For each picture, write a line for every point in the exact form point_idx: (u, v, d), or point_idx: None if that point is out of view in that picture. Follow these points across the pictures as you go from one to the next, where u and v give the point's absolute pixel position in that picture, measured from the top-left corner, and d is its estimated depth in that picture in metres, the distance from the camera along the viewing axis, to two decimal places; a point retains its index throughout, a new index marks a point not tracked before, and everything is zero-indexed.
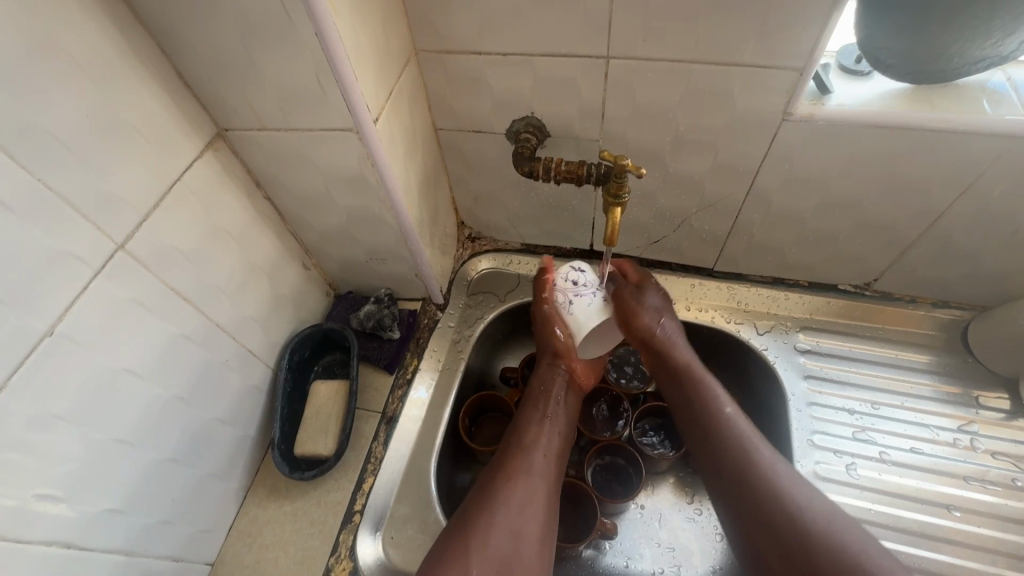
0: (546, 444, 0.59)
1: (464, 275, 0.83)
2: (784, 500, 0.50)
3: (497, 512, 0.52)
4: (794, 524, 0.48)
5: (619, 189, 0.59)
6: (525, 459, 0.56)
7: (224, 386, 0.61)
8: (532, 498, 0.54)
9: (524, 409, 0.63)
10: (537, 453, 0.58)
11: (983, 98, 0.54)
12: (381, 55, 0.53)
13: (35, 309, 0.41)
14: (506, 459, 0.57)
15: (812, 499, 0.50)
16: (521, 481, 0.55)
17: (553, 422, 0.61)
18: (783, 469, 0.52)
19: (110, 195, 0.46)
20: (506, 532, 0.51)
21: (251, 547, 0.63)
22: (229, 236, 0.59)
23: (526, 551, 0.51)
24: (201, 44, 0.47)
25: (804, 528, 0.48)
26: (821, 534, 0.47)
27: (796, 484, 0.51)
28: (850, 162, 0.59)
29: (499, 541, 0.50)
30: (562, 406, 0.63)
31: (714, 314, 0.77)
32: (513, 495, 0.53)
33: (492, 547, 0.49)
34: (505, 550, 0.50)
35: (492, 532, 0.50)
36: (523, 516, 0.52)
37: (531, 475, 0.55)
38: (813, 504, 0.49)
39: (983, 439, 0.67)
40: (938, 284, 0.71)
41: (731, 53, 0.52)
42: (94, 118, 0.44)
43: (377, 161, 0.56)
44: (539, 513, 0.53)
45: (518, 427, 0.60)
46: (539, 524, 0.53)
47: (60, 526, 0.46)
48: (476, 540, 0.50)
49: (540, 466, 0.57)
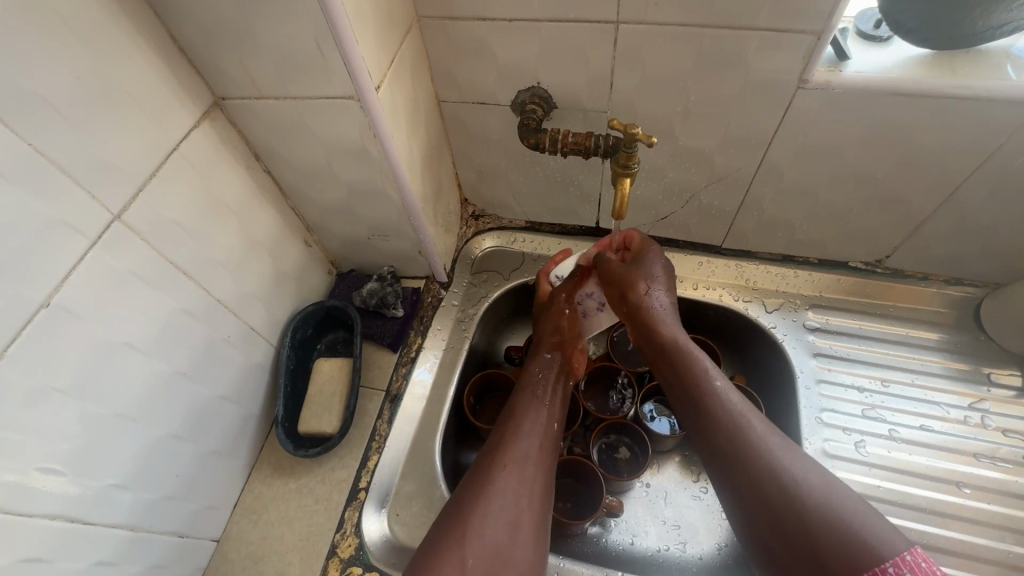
0: (539, 431, 0.57)
1: (467, 253, 0.82)
2: (778, 474, 0.47)
3: (490, 502, 0.50)
4: (789, 497, 0.45)
5: (628, 159, 0.58)
6: (518, 447, 0.55)
7: (226, 363, 0.60)
8: (527, 486, 0.52)
9: (516, 397, 0.62)
10: (528, 440, 0.56)
11: (1007, 63, 0.52)
12: (383, 19, 0.51)
13: (29, 279, 0.40)
14: (497, 448, 0.55)
15: (808, 470, 0.47)
16: (514, 470, 0.53)
17: (550, 411, 0.60)
18: (775, 442, 0.49)
19: (105, 164, 0.44)
20: (502, 523, 0.49)
21: (256, 523, 0.63)
22: (229, 209, 0.57)
23: (524, 540, 0.49)
24: (196, 6, 0.45)
25: (797, 501, 0.45)
26: (815, 507, 0.44)
27: (790, 457, 0.48)
28: (866, 133, 0.57)
29: (493, 532, 0.48)
30: (555, 394, 0.62)
31: (722, 292, 0.76)
32: (508, 484, 0.52)
33: (487, 538, 0.48)
34: (500, 541, 0.48)
35: (484, 522, 0.48)
36: (519, 505, 0.51)
37: (525, 464, 0.54)
38: (806, 475, 0.46)
39: (994, 417, 0.67)
40: (952, 261, 0.70)
41: (746, 16, 0.50)
42: (87, 82, 0.42)
43: (378, 132, 0.54)
44: (535, 502, 0.52)
45: (513, 414, 0.59)
46: (534, 513, 0.51)
47: (62, 501, 0.45)
48: (469, 530, 0.48)
49: (533, 456, 0.55)
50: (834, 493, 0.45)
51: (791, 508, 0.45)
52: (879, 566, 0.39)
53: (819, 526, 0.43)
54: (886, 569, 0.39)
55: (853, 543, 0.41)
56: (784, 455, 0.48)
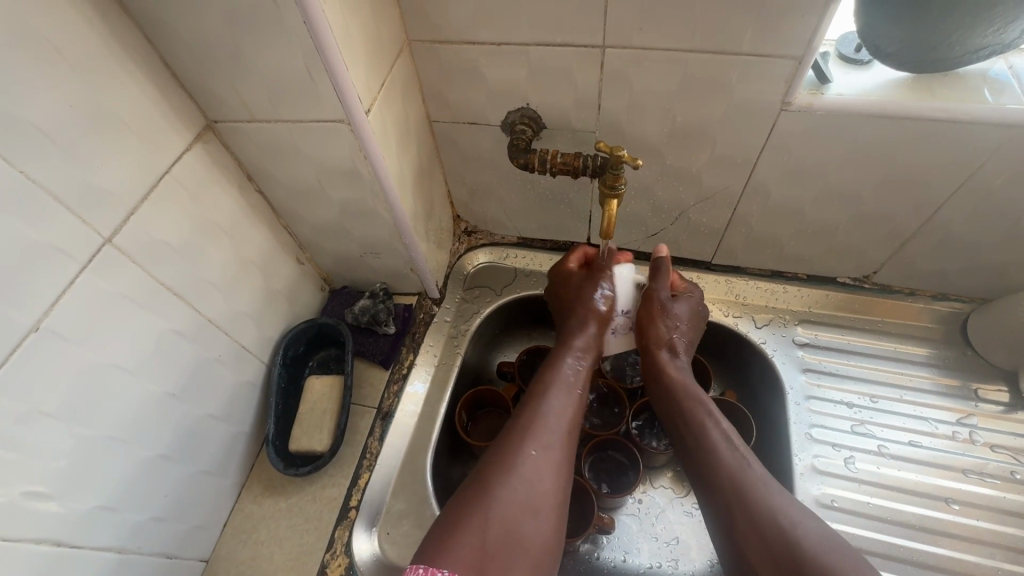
0: (564, 415, 0.57)
1: (460, 269, 0.82)
2: (777, 515, 0.48)
3: (511, 484, 0.50)
4: (787, 540, 0.46)
5: (615, 180, 0.59)
6: (545, 428, 0.55)
7: (216, 381, 0.60)
8: (548, 467, 0.53)
9: (544, 373, 0.61)
10: (554, 422, 0.56)
11: (984, 86, 0.53)
12: (372, 45, 0.52)
13: (18, 304, 0.40)
14: (521, 426, 0.55)
15: (808, 518, 0.48)
16: (539, 451, 0.53)
17: (575, 394, 0.60)
18: (775, 486, 0.51)
19: (96, 188, 0.45)
20: (521, 508, 0.49)
21: (246, 543, 0.63)
22: (221, 230, 0.58)
23: (537, 527, 0.49)
24: (188, 34, 0.46)
25: (794, 545, 0.46)
26: (812, 551, 0.45)
27: (793, 504, 0.49)
28: (848, 154, 0.58)
29: (510, 513, 0.49)
30: (583, 377, 0.61)
31: (713, 307, 0.76)
32: (530, 466, 0.52)
33: (503, 521, 0.48)
34: (517, 526, 0.48)
35: (504, 503, 0.49)
36: (537, 489, 0.51)
37: (548, 447, 0.54)
38: (806, 522, 0.47)
39: (982, 432, 0.67)
40: (938, 277, 0.71)
41: (728, 41, 0.51)
42: (77, 109, 0.43)
43: (369, 153, 0.55)
44: (556, 486, 0.52)
45: (540, 393, 0.58)
46: (553, 497, 0.51)
47: (51, 523, 0.45)
48: (489, 509, 0.48)
49: (559, 439, 0.55)
50: (828, 542, 0.46)
51: (789, 550, 0.45)
52: None
53: (814, 566, 0.44)
54: None
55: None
56: (785, 501, 0.49)
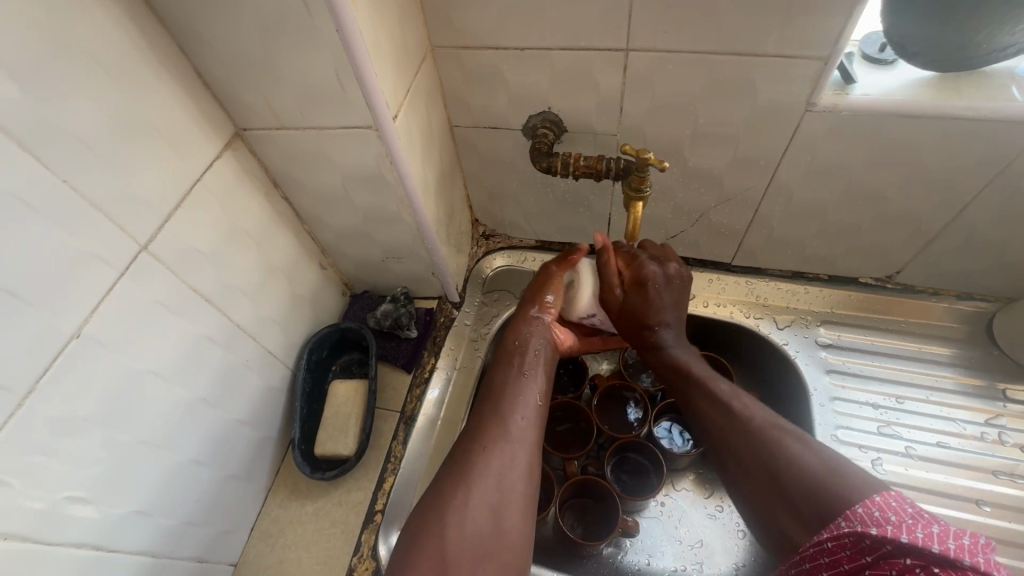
0: (524, 407, 0.56)
1: (479, 273, 0.82)
2: (767, 443, 0.48)
3: (474, 486, 0.49)
4: (772, 463, 0.46)
5: (640, 183, 0.59)
6: (505, 426, 0.54)
7: (244, 386, 0.60)
8: (511, 463, 0.51)
9: (499, 370, 0.61)
10: (515, 419, 0.55)
11: (1012, 84, 0.53)
12: (399, 52, 0.52)
13: (60, 312, 0.41)
14: (478, 427, 0.54)
15: (788, 436, 0.48)
16: (497, 447, 0.52)
17: (532, 386, 0.58)
18: (764, 418, 0.50)
19: (132, 197, 0.46)
20: (485, 508, 0.48)
21: (273, 548, 0.63)
22: (249, 236, 0.59)
23: (505, 524, 0.48)
24: (221, 43, 0.47)
25: (786, 471, 0.45)
26: (794, 466, 0.45)
27: (772, 425, 0.49)
28: (872, 154, 0.58)
29: (476, 516, 0.47)
30: (541, 365, 0.61)
31: (734, 309, 0.76)
32: (491, 467, 0.50)
33: (469, 528, 0.47)
34: (484, 531, 0.47)
35: (467, 509, 0.48)
36: (502, 487, 0.50)
37: (511, 443, 0.53)
38: (787, 439, 0.48)
39: (1011, 433, 0.66)
40: (964, 276, 0.70)
41: (754, 43, 0.51)
42: (114, 118, 0.43)
43: (395, 159, 0.55)
44: (520, 483, 0.51)
45: (495, 390, 0.58)
46: (519, 494, 0.50)
47: (89, 528, 0.46)
48: (453, 514, 0.47)
49: (520, 433, 0.54)
50: (815, 454, 0.46)
51: (777, 474, 0.46)
52: (851, 511, 0.40)
53: (800, 484, 0.44)
54: (856, 510, 0.39)
55: (832, 494, 0.42)
56: (767, 426, 0.49)
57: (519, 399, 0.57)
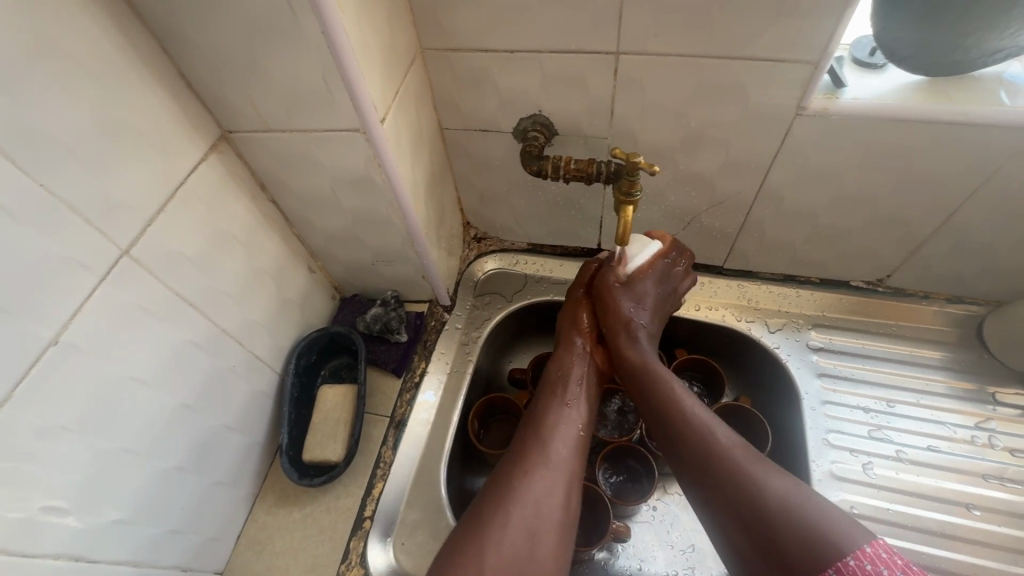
0: (566, 435, 0.57)
1: (470, 276, 0.82)
2: (746, 478, 0.48)
3: (513, 509, 0.49)
4: (757, 505, 0.46)
5: (631, 187, 0.58)
6: (544, 451, 0.54)
7: (230, 392, 0.59)
8: (552, 490, 0.52)
9: (542, 397, 0.61)
10: (554, 445, 0.55)
11: (1000, 89, 0.53)
12: (387, 54, 0.52)
13: (40, 318, 0.40)
14: (523, 452, 0.55)
15: (775, 477, 0.48)
16: (541, 472, 0.52)
17: (574, 415, 0.59)
18: (743, 450, 0.51)
19: (113, 200, 0.45)
20: (523, 532, 0.48)
21: (260, 555, 0.62)
22: (235, 239, 0.58)
23: (541, 549, 0.48)
24: (205, 44, 0.46)
25: (767, 506, 0.46)
26: (780, 510, 0.45)
27: (757, 464, 0.49)
28: (862, 158, 0.58)
29: (513, 537, 0.47)
30: (584, 395, 0.62)
31: (725, 312, 0.76)
32: (534, 491, 0.51)
33: (508, 549, 0.47)
34: (523, 554, 0.47)
35: (506, 529, 0.48)
36: (543, 511, 0.50)
37: (549, 468, 0.53)
38: (773, 480, 0.47)
39: (1001, 436, 0.66)
40: (953, 280, 0.70)
41: (744, 46, 0.51)
42: (95, 120, 0.43)
43: (383, 162, 0.55)
44: (560, 510, 0.51)
45: (539, 417, 0.58)
46: (558, 520, 0.50)
47: (69, 538, 0.45)
48: (492, 536, 0.47)
49: (558, 460, 0.54)
50: (797, 495, 0.46)
51: (761, 517, 0.45)
52: (842, 562, 0.40)
53: (781, 523, 0.44)
54: (848, 563, 0.40)
55: (820, 544, 0.41)
56: (752, 464, 0.49)
57: (558, 427, 0.57)
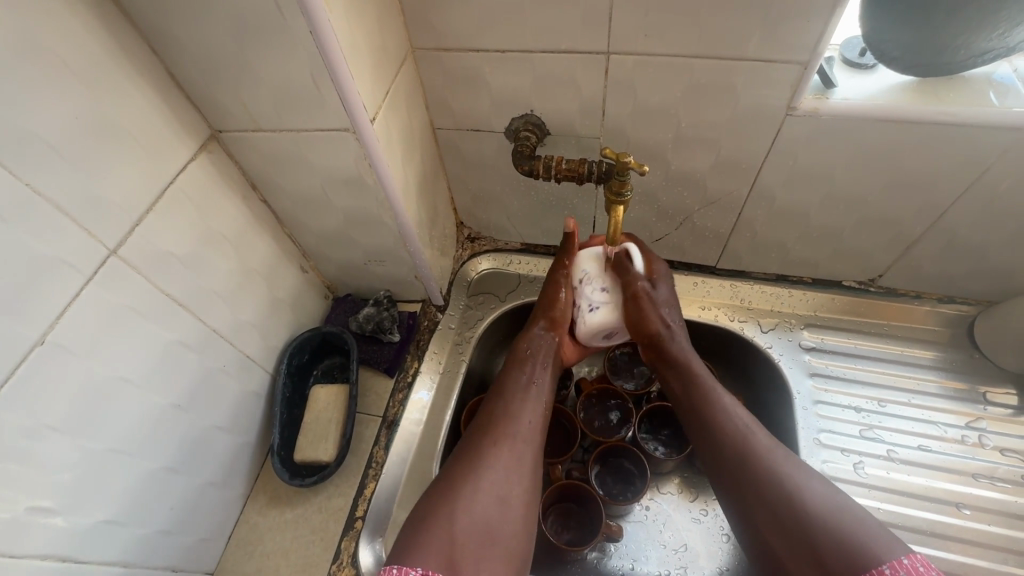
0: (533, 410, 0.57)
1: (463, 276, 0.82)
2: (784, 483, 0.49)
3: (482, 480, 0.50)
4: (796, 509, 0.47)
5: (621, 187, 0.58)
6: (513, 424, 0.55)
7: (221, 392, 0.59)
8: (516, 462, 0.53)
9: (507, 372, 0.61)
10: (522, 417, 0.56)
11: (989, 90, 0.53)
12: (377, 54, 0.52)
13: (26, 318, 0.40)
14: (488, 424, 0.55)
15: (813, 482, 0.49)
16: (507, 446, 0.53)
17: (540, 391, 0.60)
18: (780, 455, 0.51)
19: (101, 200, 0.45)
20: (491, 501, 0.49)
21: (252, 555, 0.62)
22: (225, 239, 0.58)
23: (510, 517, 0.50)
24: (193, 44, 0.46)
25: (806, 512, 0.46)
26: (819, 516, 0.46)
27: (796, 468, 0.50)
28: (852, 158, 0.58)
29: (483, 507, 0.49)
30: (549, 370, 0.62)
31: (718, 312, 0.76)
32: (499, 463, 0.52)
33: (473, 518, 0.48)
34: (487, 523, 0.48)
35: (473, 500, 0.49)
36: (507, 482, 0.51)
37: (516, 441, 0.54)
38: (812, 486, 0.48)
39: (992, 436, 0.67)
40: (944, 280, 0.70)
41: (734, 47, 0.51)
42: (82, 119, 0.43)
43: (374, 162, 0.55)
44: (523, 481, 0.52)
45: (504, 391, 0.58)
46: (521, 491, 0.52)
47: (57, 538, 0.45)
48: (460, 505, 0.48)
49: (526, 433, 0.55)
50: (836, 502, 0.47)
51: (800, 522, 0.46)
52: (879, 568, 0.41)
53: (820, 529, 0.45)
54: (883, 571, 0.41)
55: (860, 552, 0.42)
56: (791, 467, 0.50)
57: (526, 400, 0.58)
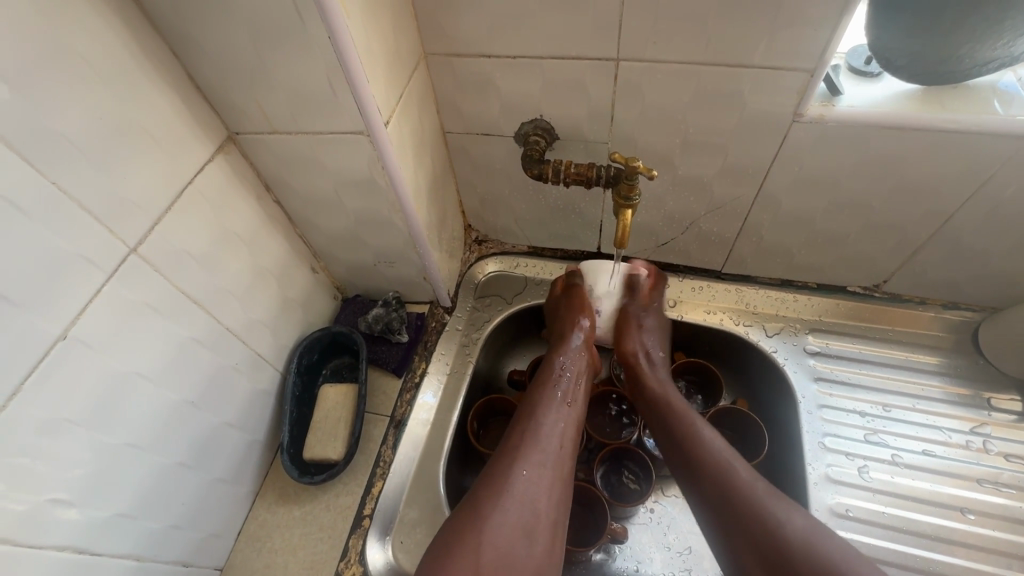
0: (558, 431, 0.58)
1: (471, 278, 0.83)
2: (763, 511, 0.50)
3: (509, 507, 0.51)
4: (774, 538, 0.48)
5: (630, 191, 0.59)
6: (539, 447, 0.56)
7: (233, 390, 0.60)
8: (546, 488, 0.54)
9: (535, 392, 0.62)
10: (546, 442, 0.57)
11: (994, 97, 0.54)
12: (391, 59, 0.53)
13: (47, 313, 0.41)
14: (515, 446, 0.56)
15: (792, 513, 0.50)
16: (533, 472, 0.54)
17: (569, 412, 0.61)
18: (761, 484, 0.53)
19: (122, 199, 0.46)
20: (518, 529, 0.50)
21: (261, 551, 0.63)
22: (239, 239, 0.59)
23: (537, 545, 0.50)
24: (213, 47, 0.47)
25: (785, 543, 0.48)
26: (798, 550, 0.47)
27: (776, 499, 0.51)
28: (856, 165, 0.59)
29: (509, 533, 0.49)
30: (578, 393, 0.63)
31: (723, 316, 0.77)
32: (525, 487, 0.53)
33: (505, 542, 0.49)
34: (518, 547, 0.49)
35: (500, 527, 0.49)
36: (536, 506, 0.52)
37: (543, 466, 0.55)
38: (792, 515, 0.50)
39: (996, 441, 0.67)
40: (949, 286, 0.71)
41: (741, 55, 0.52)
42: (105, 120, 0.44)
43: (387, 164, 0.56)
44: (552, 506, 0.53)
45: (533, 412, 0.59)
46: (551, 517, 0.52)
47: (73, 530, 0.45)
48: (485, 532, 0.49)
49: (553, 457, 0.56)
50: (818, 534, 0.48)
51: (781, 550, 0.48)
52: None
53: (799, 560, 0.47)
54: None
55: None
56: (770, 497, 0.51)
57: (552, 422, 0.59)
